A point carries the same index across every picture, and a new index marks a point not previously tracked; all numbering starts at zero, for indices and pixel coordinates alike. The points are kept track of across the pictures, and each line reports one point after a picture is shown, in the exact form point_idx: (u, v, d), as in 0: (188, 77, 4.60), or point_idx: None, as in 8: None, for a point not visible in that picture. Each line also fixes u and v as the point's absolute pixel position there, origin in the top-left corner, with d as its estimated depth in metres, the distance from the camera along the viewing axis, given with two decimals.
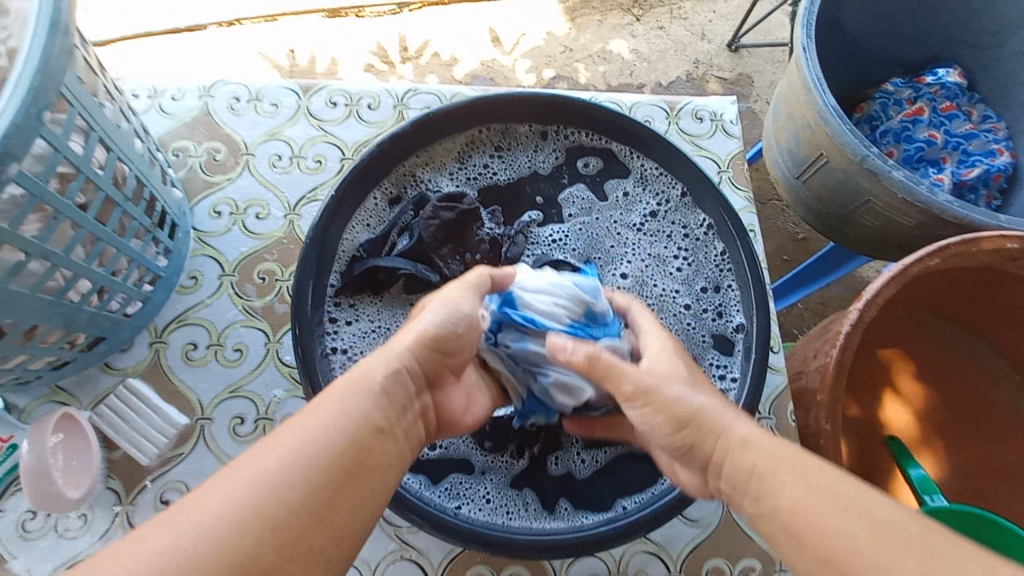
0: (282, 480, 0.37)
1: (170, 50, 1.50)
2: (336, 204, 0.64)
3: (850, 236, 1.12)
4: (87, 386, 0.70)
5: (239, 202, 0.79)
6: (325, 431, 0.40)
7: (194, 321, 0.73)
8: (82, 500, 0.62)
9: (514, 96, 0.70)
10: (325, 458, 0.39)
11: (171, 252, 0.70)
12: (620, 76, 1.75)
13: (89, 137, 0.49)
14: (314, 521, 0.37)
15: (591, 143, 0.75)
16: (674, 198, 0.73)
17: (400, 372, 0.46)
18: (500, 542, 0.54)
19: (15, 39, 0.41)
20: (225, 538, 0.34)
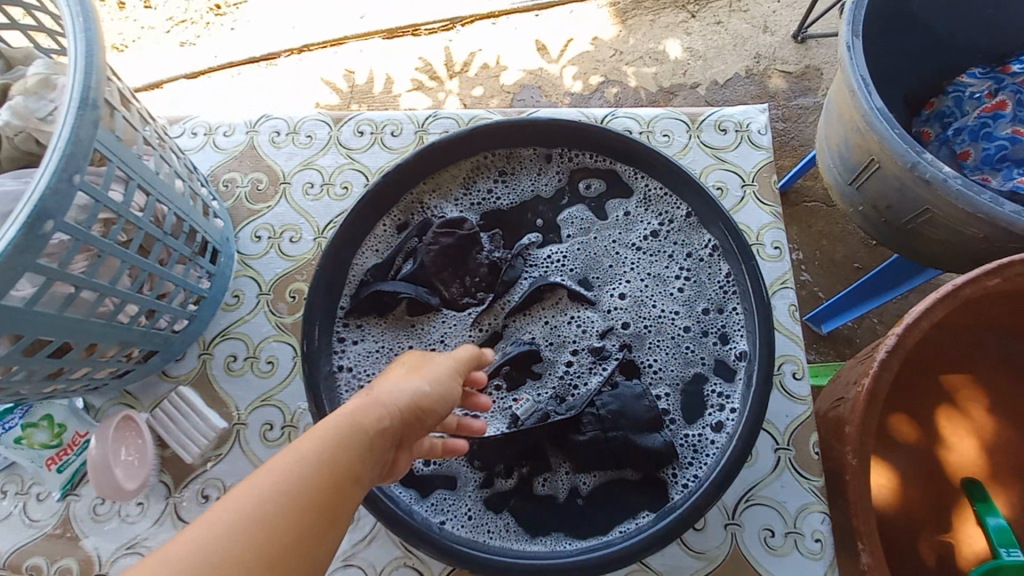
0: (270, 511, 0.35)
1: (247, 78, 1.66)
2: (349, 232, 0.70)
3: (909, 246, 1.03)
4: (148, 391, 0.80)
5: (276, 227, 0.88)
6: (316, 465, 0.38)
7: (235, 335, 0.82)
8: (138, 491, 0.72)
9: (514, 125, 0.73)
10: (312, 493, 0.37)
11: (214, 275, 0.79)
12: (672, 77, 1.69)
13: (129, 185, 0.58)
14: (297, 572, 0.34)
15: (597, 165, 0.78)
16: (677, 218, 0.74)
17: (388, 417, 0.45)
18: (476, 561, 0.56)
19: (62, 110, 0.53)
20: None
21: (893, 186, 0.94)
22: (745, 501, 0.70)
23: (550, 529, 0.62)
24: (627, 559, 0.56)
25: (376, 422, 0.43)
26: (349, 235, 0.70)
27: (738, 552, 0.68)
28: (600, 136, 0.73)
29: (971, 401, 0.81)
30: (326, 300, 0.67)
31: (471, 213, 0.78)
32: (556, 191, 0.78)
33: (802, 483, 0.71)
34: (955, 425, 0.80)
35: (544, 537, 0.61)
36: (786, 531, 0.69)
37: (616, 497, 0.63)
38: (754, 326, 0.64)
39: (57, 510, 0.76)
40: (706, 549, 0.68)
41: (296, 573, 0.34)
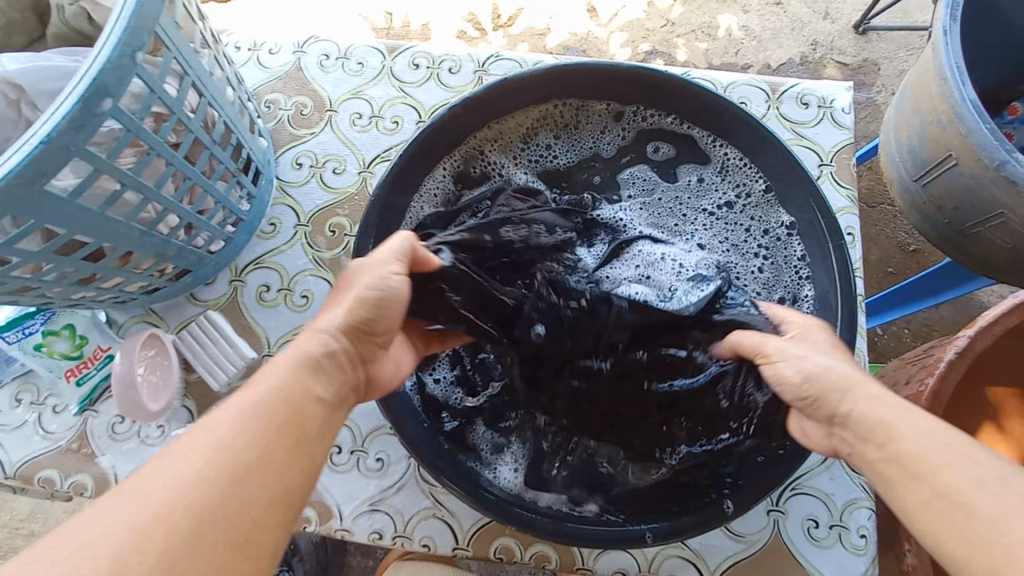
0: (223, 440, 0.39)
1: (272, 7, 1.54)
2: (405, 175, 0.66)
3: (972, 256, 0.94)
4: (174, 312, 0.77)
5: (319, 155, 0.83)
6: (219, 441, 0.39)
7: (269, 265, 0.78)
8: (160, 413, 0.69)
9: (593, 71, 0.68)
10: (217, 456, 0.38)
11: (254, 198, 0.75)
12: (723, 55, 1.54)
13: (183, 81, 0.54)
14: (233, 492, 0.37)
15: (673, 128, 0.72)
16: (756, 192, 0.70)
17: (335, 343, 0.49)
18: (504, 506, 0.57)
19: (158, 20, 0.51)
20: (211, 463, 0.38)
21: (966, 184, 0.85)
22: (792, 490, 0.68)
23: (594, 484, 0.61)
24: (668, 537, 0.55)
25: (286, 377, 0.44)
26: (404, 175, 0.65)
27: (779, 541, 0.66)
28: (687, 94, 0.68)
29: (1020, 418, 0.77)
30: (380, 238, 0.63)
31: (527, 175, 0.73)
32: (630, 151, 0.73)
33: (852, 478, 0.68)
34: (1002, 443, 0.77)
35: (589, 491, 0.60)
36: (831, 524, 0.67)
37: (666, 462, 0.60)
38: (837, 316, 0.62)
39: (73, 424, 0.73)
40: (747, 534, 0.66)
41: (247, 489, 0.38)
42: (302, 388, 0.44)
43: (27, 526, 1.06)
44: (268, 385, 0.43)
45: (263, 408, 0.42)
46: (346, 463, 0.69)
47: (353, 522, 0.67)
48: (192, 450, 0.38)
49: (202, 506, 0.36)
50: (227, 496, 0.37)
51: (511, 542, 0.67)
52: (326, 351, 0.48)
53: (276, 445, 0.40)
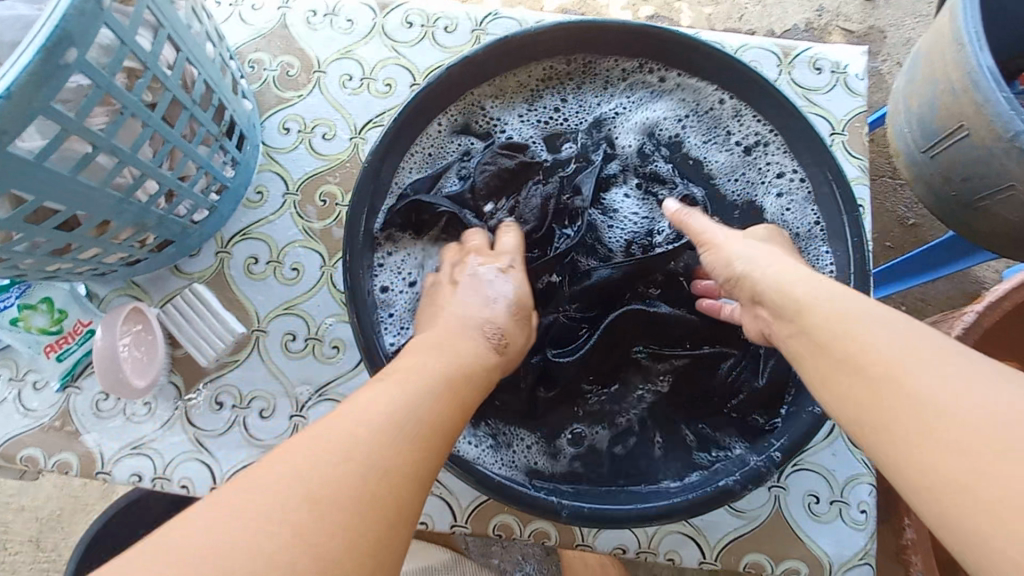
0: (370, 438, 0.39)
1: None
2: (397, 139, 0.62)
3: (976, 231, 0.91)
4: (158, 285, 0.73)
5: (307, 120, 0.78)
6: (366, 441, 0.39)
7: (256, 236, 0.75)
8: (146, 390, 0.67)
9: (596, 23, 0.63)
10: (364, 455, 0.38)
11: (239, 163, 0.70)
12: (727, 20, 1.48)
13: (158, 33, 0.49)
14: (369, 493, 0.37)
15: (682, 86, 0.68)
16: (762, 144, 0.67)
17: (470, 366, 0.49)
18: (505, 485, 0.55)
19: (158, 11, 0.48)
20: (354, 460, 0.38)
21: (975, 155, 0.82)
22: (794, 466, 0.67)
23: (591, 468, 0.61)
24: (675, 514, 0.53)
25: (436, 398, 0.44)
26: (396, 141, 0.61)
27: (779, 516, 0.66)
28: (704, 51, 0.64)
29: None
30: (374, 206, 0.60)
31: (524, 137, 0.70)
32: (635, 109, 0.70)
33: (854, 454, 0.68)
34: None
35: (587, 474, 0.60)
36: (831, 500, 0.66)
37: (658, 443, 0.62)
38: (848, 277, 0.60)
39: (56, 401, 0.70)
40: (748, 509, 0.66)
41: (384, 495, 0.37)
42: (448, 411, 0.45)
43: (17, 500, 1.04)
44: (412, 392, 0.44)
45: (390, 414, 0.41)
46: None
47: None
48: (327, 441, 0.38)
49: (320, 494, 0.36)
50: (363, 498, 0.36)
51: (509, 519, 0.66)
52: (464, 375, 0.49)
53: (408, 457, 0.40)
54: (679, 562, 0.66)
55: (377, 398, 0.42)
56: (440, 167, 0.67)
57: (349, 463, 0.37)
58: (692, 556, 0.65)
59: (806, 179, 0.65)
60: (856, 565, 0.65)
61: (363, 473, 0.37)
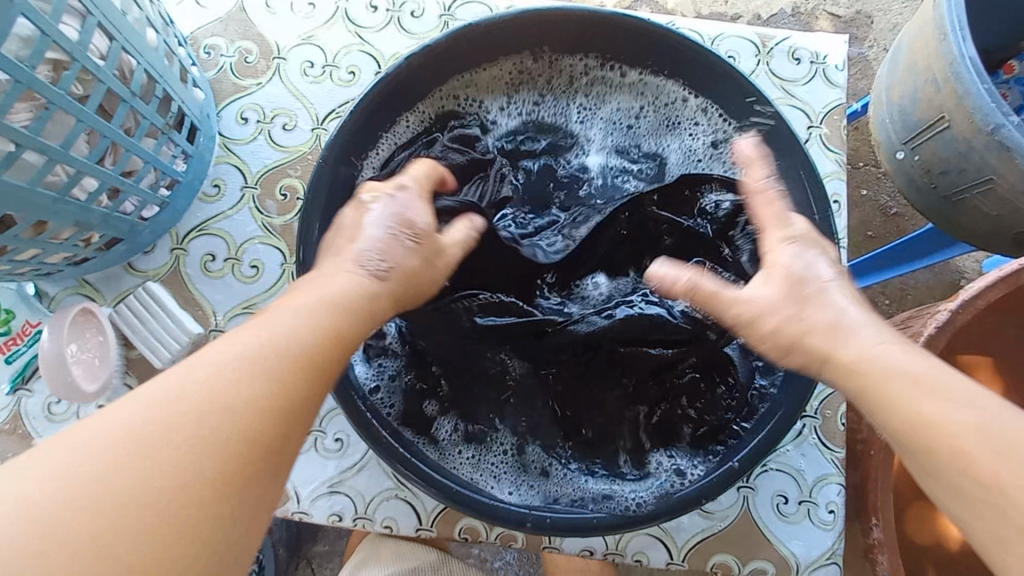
0: (183, 418, 0.33)
1: None
2: (354, 138, 0.59)
3: (959, 223, 0.88)
4: (111, 284, 0.70)
5: (267, 110, 0.75)
6: (182, 423, 0.33)
7: (213, 232, 0.72)
8: (97, 394, 0.65)
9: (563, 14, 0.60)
10: (174, 445, 0.33)
11: (191, 156, 0.67)
12: (713, 3, 1.44)
13: (87, 21, 0.46)
14: (185, 482, 0.32)
15: (649, 85, 0.66)
16: (733, 142, 0.64)
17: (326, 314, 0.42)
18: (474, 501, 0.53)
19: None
20: (164, 450, 0.32)
21: (956, 149, 0.80)
22: (762, 467, 0.66)
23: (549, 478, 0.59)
24: (636, 523, 0.52)
25: (275, 355, 0.38)
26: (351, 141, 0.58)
27: (747, 517, 0.65)
28: (669, 44, 0.61)
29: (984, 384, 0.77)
30: (327, 211, 0.58)
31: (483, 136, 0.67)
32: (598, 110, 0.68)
33: (824, 454, 0.67)
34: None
35: (547, 484, 0.59)
36: (799, 500, 0.66)
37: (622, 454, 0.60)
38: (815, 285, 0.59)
39: (5, 405, 0.67)
40: (716, 510, 0.65)
41: (206, 482, 0.33)
42: (301, 360, 0.39)
43: None
44: (242, 352, 0.37)
45: (211, 387, 0.35)
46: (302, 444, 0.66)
47: (311, 504, 0.65)
48: (126, 429, 0.32)
49: (124, 496, 0.31)
50: (178, 490, 0.32)
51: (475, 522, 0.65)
52: (324, 323, 0.41)
53: (225, 430, 0.34)
54: (647, 563, 0.65)
55: (247, 334, 0.38)
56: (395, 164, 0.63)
57: (157, 457, 0.32)
58: (660, 558, 0.65)
59: None
60: (823, 564, 0.65)
61: (172, 466, 0.32)
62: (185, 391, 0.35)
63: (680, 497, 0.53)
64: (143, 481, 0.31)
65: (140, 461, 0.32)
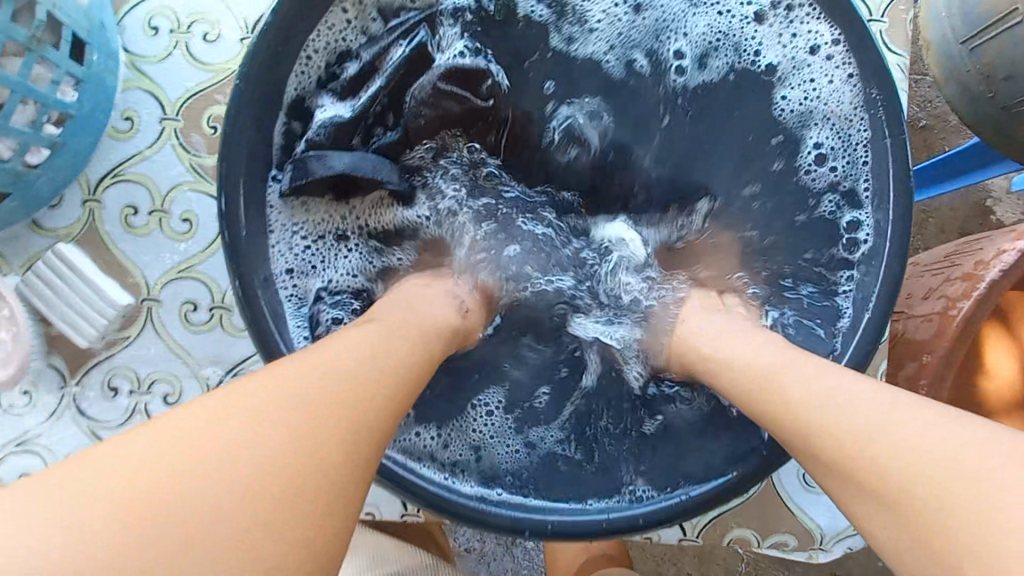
0: (312, 403, 0.28)
1: None
2: (271, 57, 0.43)
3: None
4: (16, 246, 0.58)
5: (180, 15, 0.59)
6: (301, 408, 0.28)
7: (132, 178, 0.58)
8: (11, 381, 0.56)
9: None
10: (308, 431, 0.27)
11: (83, 81, 0.52)
12: None
13: None
14: (310, 478, 0.26)
15: None
16: (782, 25, 0.49)
17: (424, 330, 0.40)
18: (466, 509, 0.44)
19: None
20: (295, 438, 0.26)
21: None
22: None
23: (539, 451, 0.50)
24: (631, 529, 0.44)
25: (378, 361, 0.33)
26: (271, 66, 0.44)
27: (770, 489, 0.59)
28: None
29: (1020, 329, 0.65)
30: (254, 157, 0.44)
31: (467, 38, 0.51)
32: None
33: None
34: (1000, 354, 0.65)
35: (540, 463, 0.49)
36: None
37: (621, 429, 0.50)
38: (885, 214, 0.45)
39: None
40: None
41: (327, 488, 0.26)
42: (400, 374, 0.34)
43: None
44: (353, 352, 0.33)
45: (324, 376, 0.30)
46: None
47: None
48: (239, 405, 0.27)
49: (243, 481, 0.24)
50: (303, 486, 0.25)
51: None
52: (421, 335, 0.39)
53: (349, 429, 0.28)
54: (658, 540, 0.59)
55: (348, 337, 0.34)
56: (367, 90, 0.49)
57: (288, 440, 0.26)
58: (673, 535, 0.59)
59: (843, 64, 0.47)
60: (851, 534, 0.59)
61: (304, 458, 0.26)
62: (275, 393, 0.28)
63: (703, 492, 0.44)
64: (258, 468, 0.25)
65: (261, 443, 0.26)
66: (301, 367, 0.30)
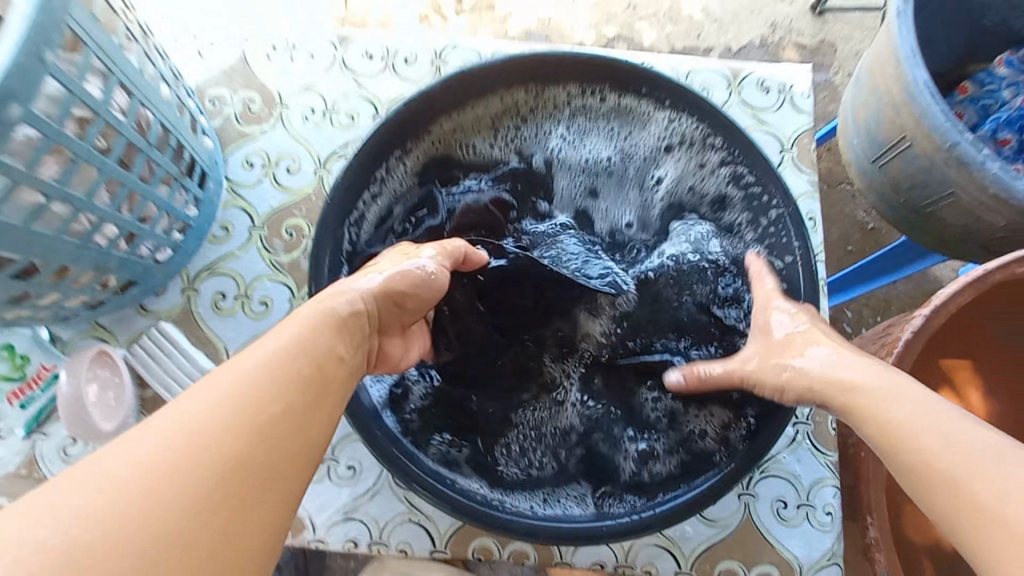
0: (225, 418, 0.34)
1: None
2: (342, 190, 0.62)
3: (936, 241, 0.80)
4: (124, 325, 0.73)
5: (271, 154, 0.79)
6: (218, 425, 0.34)
7: (224, 271, 0.75)
8: (115, 433, 0.66)
9: (515, 59, 0.66)
10: (222, 446, 0.33)
11: (201, 201, 0.71)
12: (685, 39, 1.18)
13: (108, 80, 0.48)
14: (226, 487, 0.32)
15: (624, 109, 0.70)
16: (707, 163, 0.69)
17: (349, 329, 0.47)
18: (497, 520, 0.54)
19: (107, 59, 0.48)
20: (210, 450, 0.33)
21: (920, 168, 0.72)
22: (760, 472, 0.69)
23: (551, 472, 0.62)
24: (625, 533, 0.55)
25: (295, 368, 0.40)
26: (345, 198, 0.62)
27: (751, 523, 0.67)
28: (629, 70, 0.67)
29: (986, 373, 0.78)
30: (337, 250, 0.62)
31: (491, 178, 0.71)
32: (576, 152, 0.71)
33: (818, 457, 0.70)
34: None
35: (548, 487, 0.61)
36: (798, 503, 0.68)
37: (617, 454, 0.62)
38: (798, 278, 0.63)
39: (22, 449, 0.68)
40: (720, 518, 0.67)
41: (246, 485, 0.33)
42: (318, 381, 0.41)
43: None
44: (268, 359, 0.39)
45: (237, 391, 0.36)
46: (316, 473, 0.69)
47: (327, 532, 0.67)
48: (157, 433, 0.33)
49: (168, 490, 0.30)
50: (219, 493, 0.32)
51: (490, 541, 0.67)
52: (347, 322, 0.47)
53: (265, 435, 0.35)
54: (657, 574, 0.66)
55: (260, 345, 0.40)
56: (394, 212, 0.68)
57: (205, 457, 0.32)
58: (669, 567, 0.66)
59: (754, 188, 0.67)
60: (825, 565, 0.66)
61: (215, 469, 0.32)
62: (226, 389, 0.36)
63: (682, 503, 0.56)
64: (178, 485, 0.31)
65: (181, 462, 0.31)
66: (227, 383, 0.36)
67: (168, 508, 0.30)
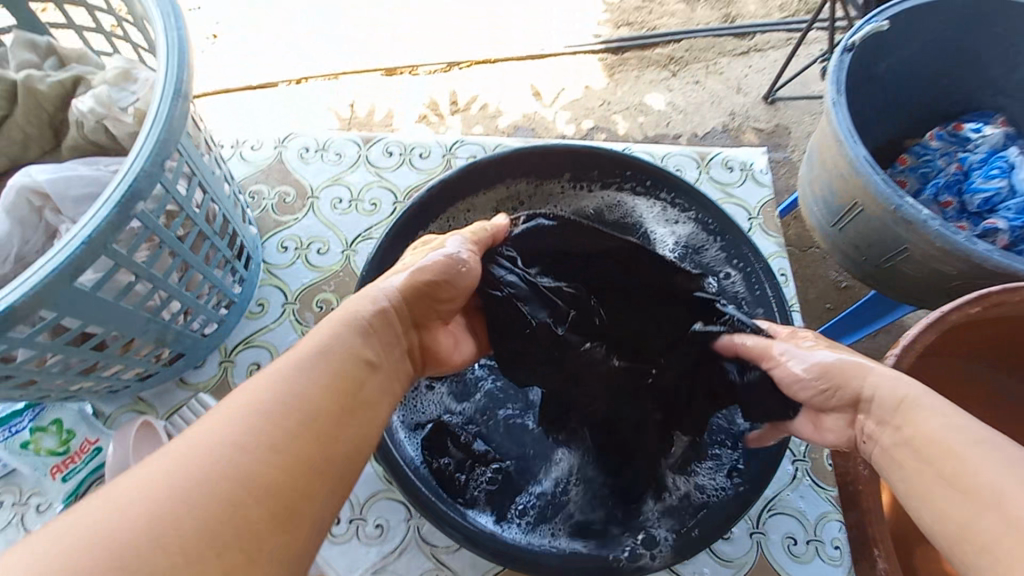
0: (255, 425, 0.36)
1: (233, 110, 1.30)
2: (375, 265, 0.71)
3: (901, 290, 0.89)
4: (164, 399, 0.78)
5: (304, 238, 0.89)
6: (251, 429, 0.35)
7: (259, 343, 0.82)
8: None
9: (515, 153, 0.78)
10: (253, 450, 0.35)
11: (245, 280, 0.80)
12: (657, 127, 1.35)
13: (191, 181, 0.59)
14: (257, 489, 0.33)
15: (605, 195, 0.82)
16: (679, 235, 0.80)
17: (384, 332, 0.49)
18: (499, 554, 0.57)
19: (194, 165, 0.59)
20: (237, 454, 0.34)
21: (875, 226, 0.83)
22: (768, 511, 0.73)
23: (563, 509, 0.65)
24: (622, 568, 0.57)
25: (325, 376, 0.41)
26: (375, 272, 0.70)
27: (764, 561, 0.71)
28: (608, 161, 0.79)
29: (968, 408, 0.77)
30: None
31: None
32: None
33: (819, 493, 0.75)
34: None
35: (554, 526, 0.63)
36: (807, 540, 0.72)
37: (643, 478, 0.64)
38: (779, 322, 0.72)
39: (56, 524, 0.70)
40: (735, 557, 0.71)
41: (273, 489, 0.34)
42: (350, 387, 0.42)
43: None
44: (302, 364, 0.41)
45: (266, 399, 0.37)
46: (346, 533, 0.72)
47: None
48: (188, 441, 0.34)
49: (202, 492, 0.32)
50: (250, 493, 0.33)
51: None
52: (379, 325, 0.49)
53: (295, 442, 0.36)
54: None
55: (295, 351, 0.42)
56: None
57: (233, 462, 0.34)
58: None
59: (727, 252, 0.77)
60: None
61: (241, 474, 0.33)
62: (261, 395, 0.37)
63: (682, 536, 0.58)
64: (209, 486, 0.32)
65: (211, 465, 0.33)
66: (259, 390, 0.38)
67: (197, 513, 0.31)
